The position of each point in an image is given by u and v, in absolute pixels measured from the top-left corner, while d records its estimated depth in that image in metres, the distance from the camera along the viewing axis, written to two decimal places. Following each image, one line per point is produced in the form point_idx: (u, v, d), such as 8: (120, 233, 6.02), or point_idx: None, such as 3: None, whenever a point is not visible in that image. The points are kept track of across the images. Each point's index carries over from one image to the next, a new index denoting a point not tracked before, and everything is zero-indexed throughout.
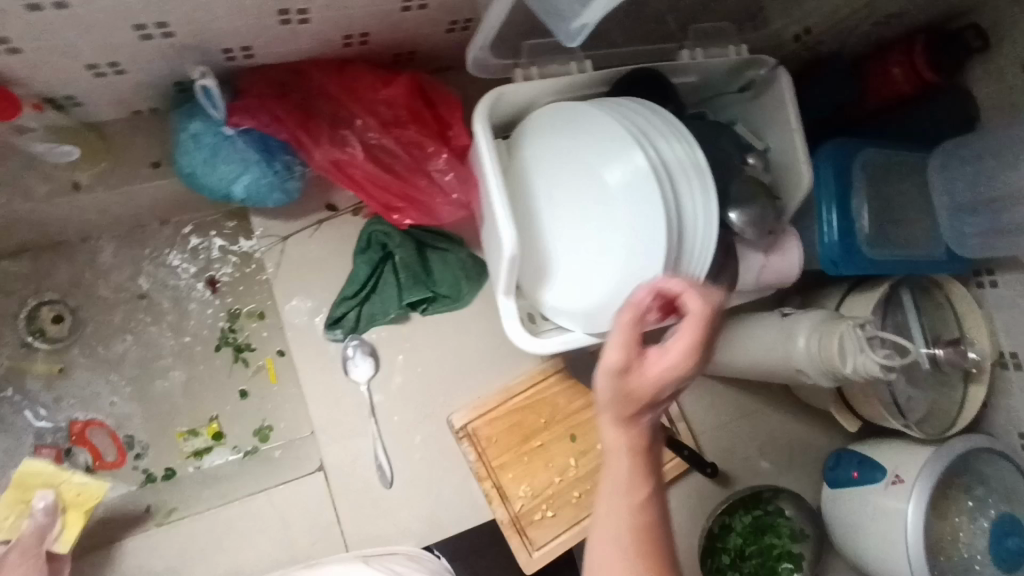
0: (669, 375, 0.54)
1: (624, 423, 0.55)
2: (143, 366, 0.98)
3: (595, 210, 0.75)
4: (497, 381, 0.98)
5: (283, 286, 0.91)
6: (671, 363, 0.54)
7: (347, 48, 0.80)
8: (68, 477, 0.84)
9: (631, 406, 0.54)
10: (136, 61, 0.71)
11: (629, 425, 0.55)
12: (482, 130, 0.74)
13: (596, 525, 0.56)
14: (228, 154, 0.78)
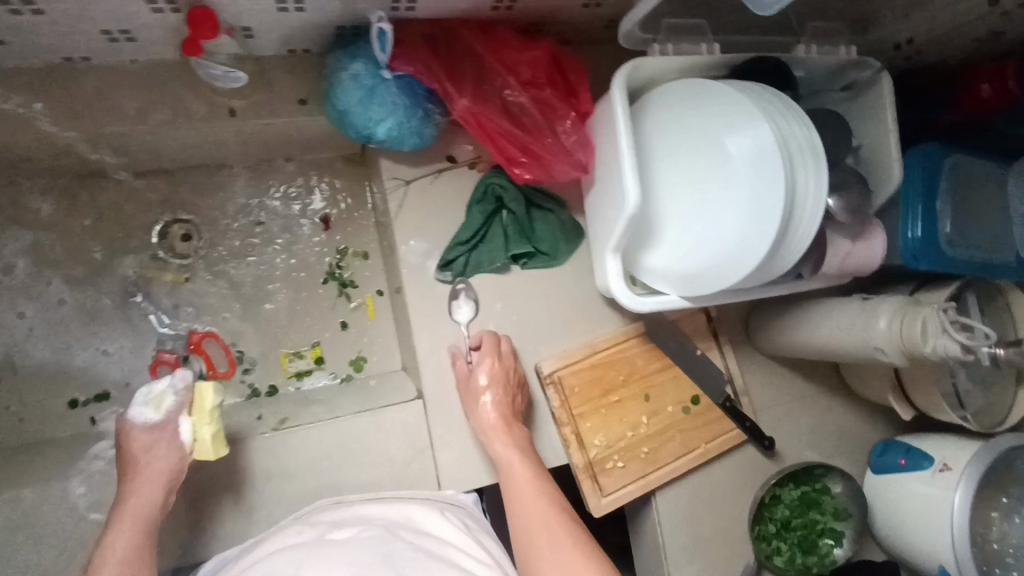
0: (493, 367, 0.96)
1: (476, 400, 0.94)
2: (255, 290, 1.06)
3: (713, 178, 0.82)
4: (584, 337, 1.05)
5: (402, 227, 0.98)
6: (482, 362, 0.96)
7: (493, 12, 0.87)
8: (210, 424, 0.84)
9: (495, 373, 0.95)
10: (317, 3, 0.78)
11: (494, 372, 0.95)
12: (618, 94, 0.81)
13: (501, 459, 0.91)
14: (382, 97, 0.85)
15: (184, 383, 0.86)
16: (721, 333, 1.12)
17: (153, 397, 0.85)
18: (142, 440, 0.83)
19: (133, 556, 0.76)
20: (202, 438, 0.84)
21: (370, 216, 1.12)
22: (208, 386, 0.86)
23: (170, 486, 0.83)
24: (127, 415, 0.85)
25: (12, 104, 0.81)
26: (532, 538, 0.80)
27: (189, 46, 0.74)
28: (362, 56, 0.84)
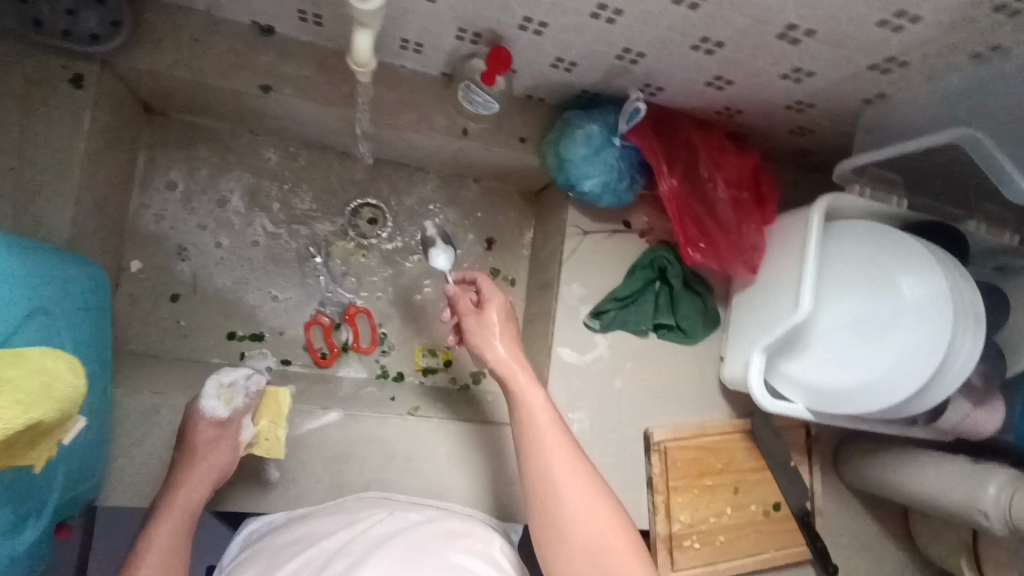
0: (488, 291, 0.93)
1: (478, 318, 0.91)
2: (411, 284, 1.15)
3: (879, 315, 0.89)
4: (694, 417, 1.11)
5: (570, 269, 1.06)
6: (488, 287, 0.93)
7: (717, 114, 0.97)
8: (282, 427, 0.92)
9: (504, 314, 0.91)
10: (585, 69, 0.90)
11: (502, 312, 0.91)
12: (816, 215, 0.90)
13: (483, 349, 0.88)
14: (605, 157, 0.95)
15: (258, 385, 0.92)
16: (814, 452, 1.18)
17: (226, 392, 0.88)
18: (207, 433, 0.86)
19: (177, 544, 0.80)
20: (273, 439, 0.92)
21: (525, 248, 1.21)
22: (283, 392, 0.93)
23: (206, 480, 0.85)
24: (194, 404, 0.86)
25: (296, 74, 0.93)
26: (556, 477, 0.75)
27: (488, 80, 0.84)
28: (599, 118, 0.95)
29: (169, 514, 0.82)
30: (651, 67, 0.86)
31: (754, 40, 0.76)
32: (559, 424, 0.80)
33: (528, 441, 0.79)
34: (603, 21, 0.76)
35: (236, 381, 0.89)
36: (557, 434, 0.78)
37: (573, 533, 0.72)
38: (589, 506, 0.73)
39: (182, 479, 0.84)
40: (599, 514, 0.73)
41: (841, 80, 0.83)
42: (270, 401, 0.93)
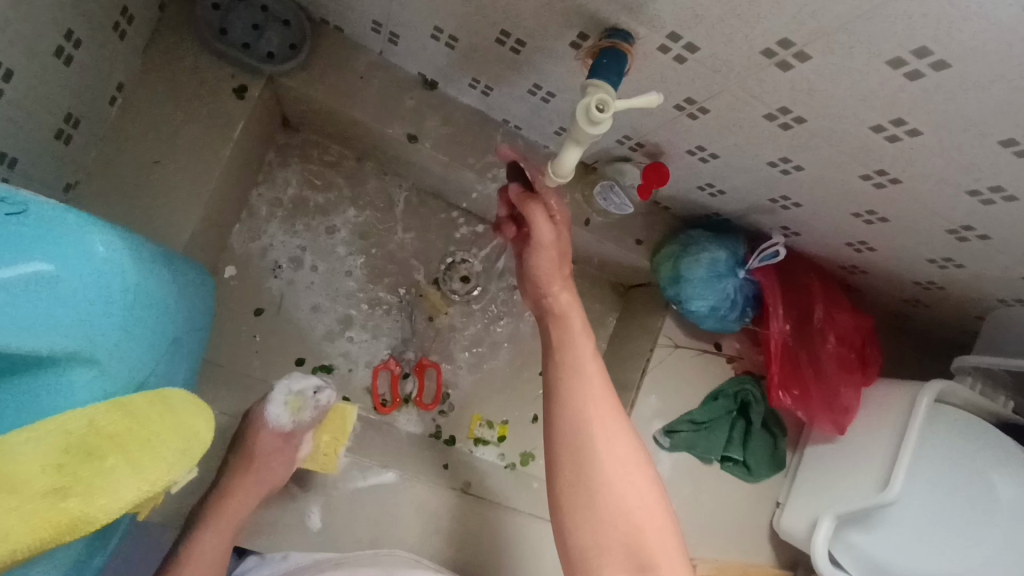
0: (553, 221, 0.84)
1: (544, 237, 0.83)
2: (484, 349, 1.12)
3: (968, 513, 0.87)
4: (736, 560, 1.07)
5: (652, 380, 1.04)
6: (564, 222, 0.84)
7: (841, 269, 0.97)
8: (343, 444, 0.94)
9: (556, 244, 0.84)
10: (731, 198, 0.90)
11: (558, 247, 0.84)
12: (924, 398, 0.88)
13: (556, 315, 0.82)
14: (725, 285, 0.94)
15: (327, 400, 0.91)
16: None
17: (293, 401, 0.89)
18: (271, 443, 0.87)
19: (218, 559, 0.82)
20: (331, 457, 0.92)
21: (602, 340, 1.19)
22: (348, 408, 0.95)
23: (257, 489, 0.86)
24: (261, 410, 0.88)
25: (445, 131, 0.93)
26: (599, 446, 0.71)
27: (641, 190, 0.84)
28: (727, 246, 0.95)
29: (213, 526, 0.83)
30: (800, 215, 0.86)
31: (923, 225, 0.75)
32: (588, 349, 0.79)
33: (572, 394, 0.75)
34: (777, 170, 0.77)
35: (304, 390, 0.90)
36: (600, 381, 0.76)
37: (610, 519, 0.69)
38: (636, 498, 0.70)
39: (235, 483, 0.85)
40: (644, 510, 0.69)
41: (987, 278, 0.82)
42: (336, 416, 0.94)
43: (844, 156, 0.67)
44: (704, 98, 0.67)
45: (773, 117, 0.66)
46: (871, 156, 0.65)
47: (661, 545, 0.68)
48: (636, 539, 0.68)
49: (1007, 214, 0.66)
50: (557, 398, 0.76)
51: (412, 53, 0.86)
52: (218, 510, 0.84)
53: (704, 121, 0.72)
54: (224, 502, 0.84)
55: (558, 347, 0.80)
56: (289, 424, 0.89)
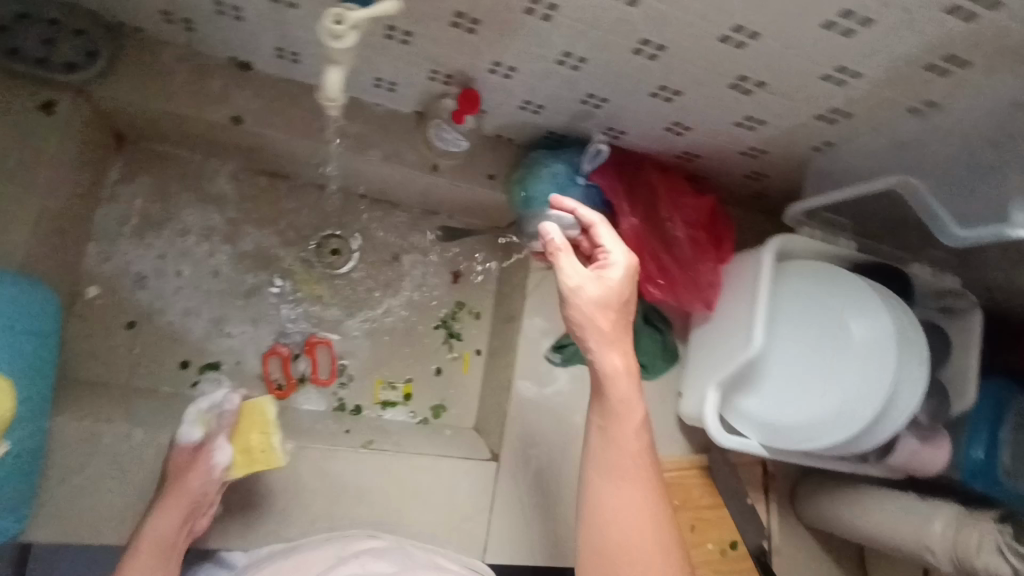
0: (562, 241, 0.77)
1: (596, 286, 0.76)
2: (374, 314, 1.15)
3: (827, 349, 0.93)
4: (652, 453, 1.13)
5: (533, 303, 1.08)
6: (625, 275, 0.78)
7: (677, 158, 1.03)
8: (272, 434, 0.89)
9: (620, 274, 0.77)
10: (553, 111, 0.94)
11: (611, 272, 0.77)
12: (768, 256, 0.95)
13: (575, 325, 0.76)
14: (570, 194, 0.99)
15: (235, 403, 0.91)
16: (769, 488, 1.19)
17: (202, 418, 0.89)
18: (183, 460, 0.85)
19: None
20: (266, 450, 0.88)
21: (491, 283, 1.23)
22: (264, 401, 0.91)
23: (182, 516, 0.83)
24: (173, 441, 0.87)
25: (272, 108, 0.95)
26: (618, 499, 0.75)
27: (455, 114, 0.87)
28: (565, 158, 0.99)
29: (136, 554, 0.80)
30: (612, 111, 0.91)
31: (712, 89, 0.81)
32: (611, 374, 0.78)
33: (638, 500, 0.75)
34: (568, 67, 0.81)
35: (209, 404, 0.90)
36: (644, 476, 0.76)
37: (622, 571, 0.73)
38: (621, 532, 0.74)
39: (159, 518, 0.81)
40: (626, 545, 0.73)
41: (791, 129, 0.88)
42: (251, 412, 0.90)
43: (609, 34, 0.72)
44: (469, 5, 0.71)
45: (533, 12, 0.71)
46: (628, 26, 0.70)
47: None
48: None
49: (763, 55, 0.72)
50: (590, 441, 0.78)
51: (213, 35, 0.88)
52: (139, 543, 0.81)
53: (484, 33, 0.76)
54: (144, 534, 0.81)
55: (596, 396, 0.78)
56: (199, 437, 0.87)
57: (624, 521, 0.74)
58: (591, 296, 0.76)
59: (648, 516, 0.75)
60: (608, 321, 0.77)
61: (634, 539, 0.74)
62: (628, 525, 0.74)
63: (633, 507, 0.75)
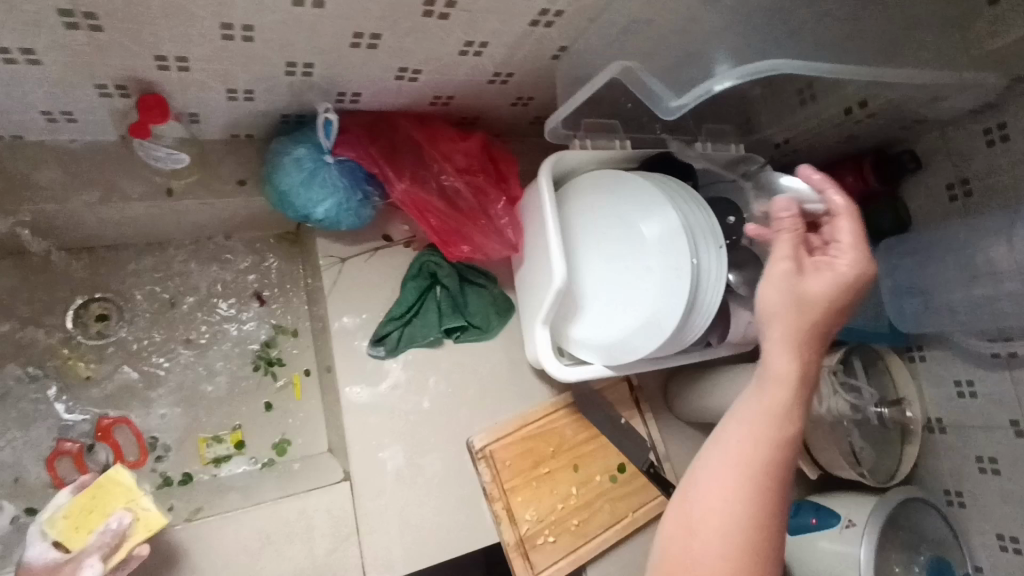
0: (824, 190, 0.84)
1: (803, 270, 0.66)
2: (174, 370, 1.02)
3: (629, 256, 0.91)
4: (514, 410, 1.08)
5: (337, 302, 0.99)
6: (855, 258, 0.66)
7: (431, 105, 0.95)
8: (144, 495, 0.79)
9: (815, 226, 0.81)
10: (267, 93, 0.84)
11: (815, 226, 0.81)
12: (544, 184, 0.91)
13: (771, 319, 0.64)
14: (324, 178, 0.89)
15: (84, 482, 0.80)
16: (642, 401, 1.18)
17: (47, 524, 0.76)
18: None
19: None
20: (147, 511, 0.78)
21: (300, 294, 1.13)
22: (116, 469, 0.79)
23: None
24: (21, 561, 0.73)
25: None
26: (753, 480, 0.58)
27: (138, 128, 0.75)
28: (304, 140, 0.89)
29: None
30: (327, 75, 0.81)
31: (408, 23, 0.73)
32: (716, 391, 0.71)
33: (738, 446, 0.60)
34: (240, 39, 0.71)
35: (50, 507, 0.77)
36: (767, 426, 0.60)
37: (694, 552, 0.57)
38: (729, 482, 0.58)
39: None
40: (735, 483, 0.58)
41: (516, 43, 0.83)
42: (108, 484, 0.78)
43: None
44: None
45: None
46: None
47: None
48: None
49: None
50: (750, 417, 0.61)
51: None
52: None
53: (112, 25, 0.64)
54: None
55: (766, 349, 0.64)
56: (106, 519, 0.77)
57: (717, 499, 0.58)
58: (806, 275, 0.65)
59: (754, 487, 0.58)
60: (821, 318, 0.64)
61: (730, 529, 0.57)
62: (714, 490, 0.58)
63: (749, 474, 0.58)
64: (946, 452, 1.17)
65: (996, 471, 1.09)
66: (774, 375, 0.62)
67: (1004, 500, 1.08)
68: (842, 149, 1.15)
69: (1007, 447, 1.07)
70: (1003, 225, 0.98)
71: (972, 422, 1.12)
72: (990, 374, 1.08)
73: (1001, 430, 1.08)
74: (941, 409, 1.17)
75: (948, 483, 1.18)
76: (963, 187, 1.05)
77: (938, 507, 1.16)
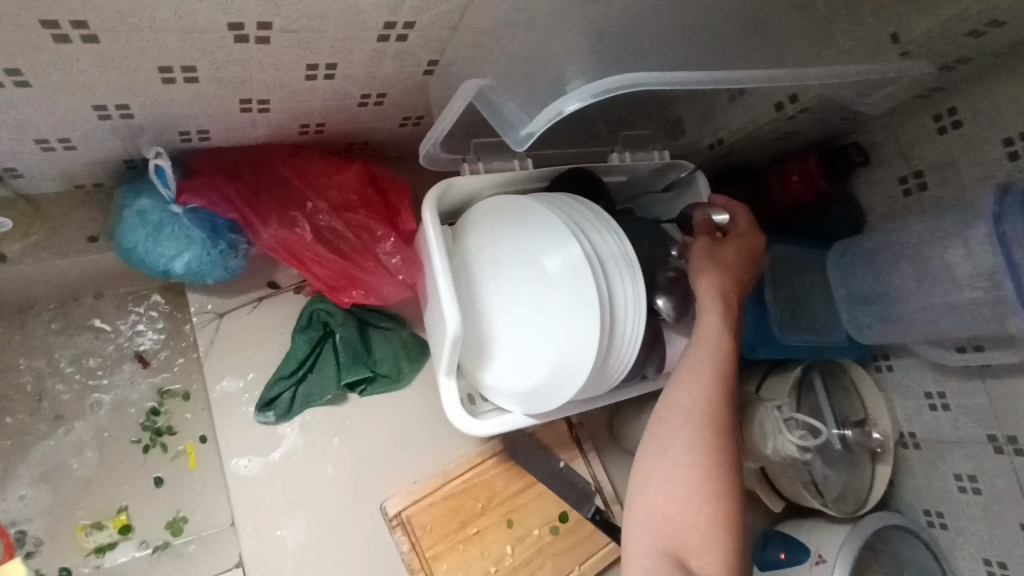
0: (755, 225, 0.88)
1: (717, 280, 0.78)
2: (47, 447, 0.92)
3: (533, 295, 0.79)
4: (435, 464, 0.97)
5: (217, 364, 0.88)
6: (755, 264, 0.83)
7: (302, 135, 0.84)
8: None
9: (747, 256, 0.82)
10: (93, 140, 0.73)
11: (746, 255, 0.82)
12: (429, 218, 0.79)
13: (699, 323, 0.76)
14: (173, 231, 0.77)
15: None
16: (583, 439, 1.06)
17: None
18: None
19: None
20: None
21: (194, 349, 1.02)
22: None
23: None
24: None
25: None
26: (694, 451, 0.68)
27: None
28: (147, 190, 0.77)
29: None
30: (154, 115, 0.71)
31: (222, 48, 0.62)
32: (683, 432, 0.69)
33: (684, 424, 0.70)
34: (17, 83, 0.60)
35: None
36: (702, 401, 0.71)
37: (658, 523, 0.68)
38: (679, 493, 0.67)
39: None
40: (685, 493, 0.67)
41: (372, 61, 0.72)
42: None
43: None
44: None
45: None
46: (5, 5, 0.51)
47: (714, 552, 0.65)
48: (698, 538, 0.66)
49: None
50: (678, 402, 0.71)
51: None
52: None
53: None
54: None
55: (693, 344, 0.75)
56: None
57: (675, 474, 0.68)
58: (716, 275, 0.78)
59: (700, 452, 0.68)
60: (730, 313, 0.77)
61: (683, 497, 0.67)
62: (664, 469, 0.69)
63: (686, 446, 0.69)
64: (922, 472, 1.03)
65: (977, 491, 0.96)
66: (698, 360, 0.74)
67: (990, 527, 0.94)
68: (785, 145, 1.04)
69: (988, 466, 0.94)
70: (960, 224, 0.87)
71: (946, 438, 0.99)
72: (963, 384, 0.95)
73: (979, 446, 0.95)
74: (913, 423, 1.03)
75: (926, 502, 1.03)
76: (917, 180, 0.94)
77: (921, 534, 1.00)
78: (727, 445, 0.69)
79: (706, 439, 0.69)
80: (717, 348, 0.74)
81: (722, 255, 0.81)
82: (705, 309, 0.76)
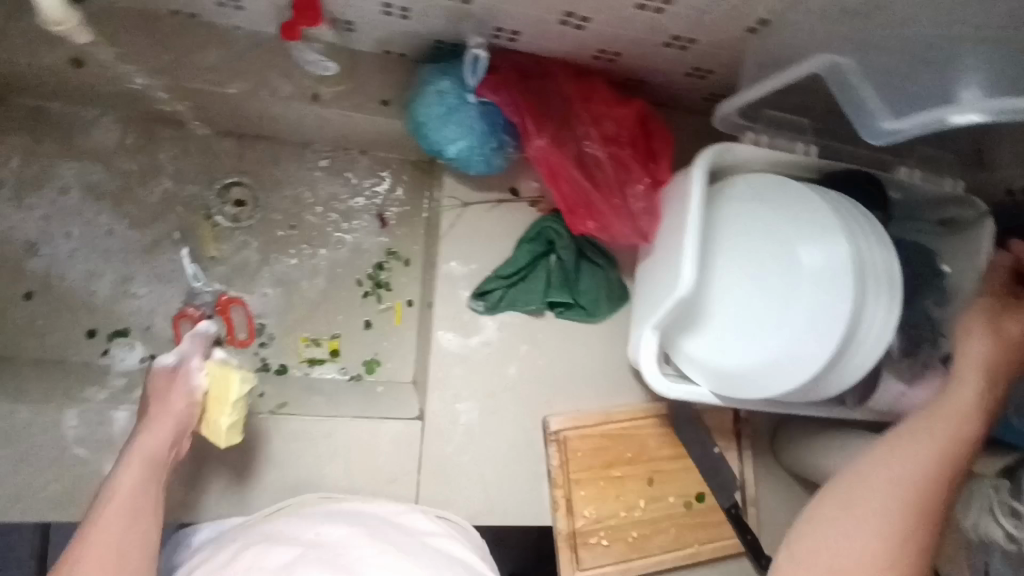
0: None
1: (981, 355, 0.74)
2: (294, 266, 1.07)
3: (775, 282, 0.78)
4: (600, 402, 1.01)
5: (450, 246, 0.96)
6: None
7: (595, 58, 0.85)
8: (226, 413, 0.82)
9: None
10: (425, 14, 0.78)
11: None
12: (699, 174, 0.77)
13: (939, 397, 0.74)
14: (462, 116, 0.83)
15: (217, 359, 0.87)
16: (743, 436, 1.06)
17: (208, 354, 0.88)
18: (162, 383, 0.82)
19: (137, 511, 0.73)
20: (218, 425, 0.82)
21: (422, 224, 1.12)
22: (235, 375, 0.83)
23: (150, 491, 0.75)
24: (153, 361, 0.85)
25: (121, 43, 0.84)
26: (888, 507, 0.68)
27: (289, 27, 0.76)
28: (451, 72, 0.84)
29: (131, 461, 0.76)
30: (486, 7, 0.75)
31: None
32: (883, 485, 0.69)
33: (886, 479, 0.70)
34: None
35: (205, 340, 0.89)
36: (915, 467, 0.70)
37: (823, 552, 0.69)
38: (861, 535, 0.68)
39: (125, 476, 0.75)
40: (866, 538, 0.67)
41: (707, 6, 0.70)
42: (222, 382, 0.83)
43: None
44: None
45: None
46: None
47: None
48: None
49: None
50: (887, 458, 0.71)
51: None
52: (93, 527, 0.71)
53: None
54: (103, 509, 0.72)
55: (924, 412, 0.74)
56: (172, 360, 0.84)
57: (857, 518, 0.69)
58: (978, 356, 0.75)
59: (896, 510, 0.68)
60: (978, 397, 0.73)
61: (863, 543, 0.67)
62: (850, 510, 0.69)
63: (880, 498, 0.69)
64: None
65: None
66: (925, 427, 0.72)
67: None
68: None
69: None
70: None
71: None
72: None
73: None
74: None
75: None
76: None
77: None
78: (927, 517, 0.68)
79: (908, 502, 0.68)
80: (950, 424, 0.72)
81: (1008, 328, 0.75)
82: (961, 381, 0.74)
